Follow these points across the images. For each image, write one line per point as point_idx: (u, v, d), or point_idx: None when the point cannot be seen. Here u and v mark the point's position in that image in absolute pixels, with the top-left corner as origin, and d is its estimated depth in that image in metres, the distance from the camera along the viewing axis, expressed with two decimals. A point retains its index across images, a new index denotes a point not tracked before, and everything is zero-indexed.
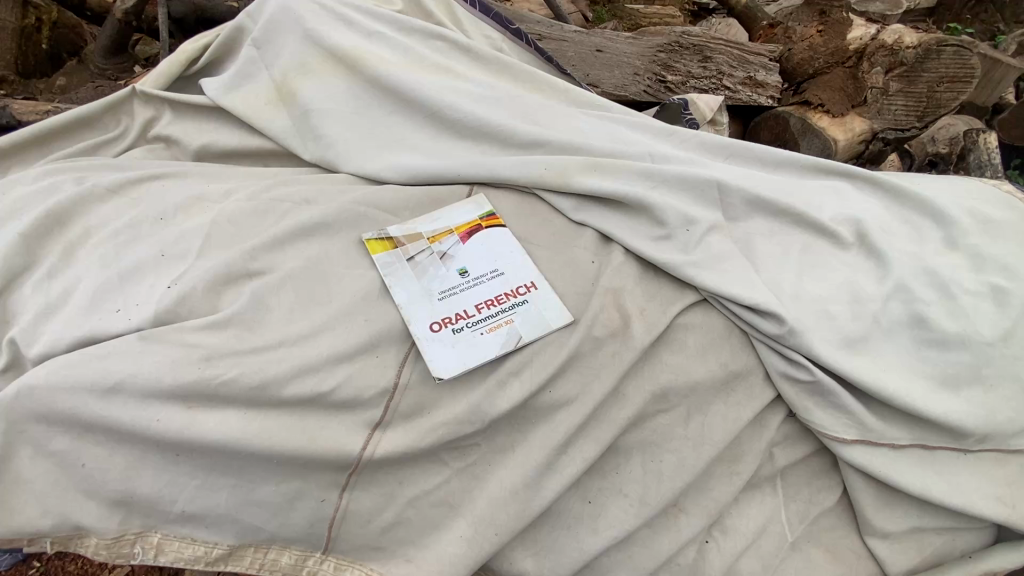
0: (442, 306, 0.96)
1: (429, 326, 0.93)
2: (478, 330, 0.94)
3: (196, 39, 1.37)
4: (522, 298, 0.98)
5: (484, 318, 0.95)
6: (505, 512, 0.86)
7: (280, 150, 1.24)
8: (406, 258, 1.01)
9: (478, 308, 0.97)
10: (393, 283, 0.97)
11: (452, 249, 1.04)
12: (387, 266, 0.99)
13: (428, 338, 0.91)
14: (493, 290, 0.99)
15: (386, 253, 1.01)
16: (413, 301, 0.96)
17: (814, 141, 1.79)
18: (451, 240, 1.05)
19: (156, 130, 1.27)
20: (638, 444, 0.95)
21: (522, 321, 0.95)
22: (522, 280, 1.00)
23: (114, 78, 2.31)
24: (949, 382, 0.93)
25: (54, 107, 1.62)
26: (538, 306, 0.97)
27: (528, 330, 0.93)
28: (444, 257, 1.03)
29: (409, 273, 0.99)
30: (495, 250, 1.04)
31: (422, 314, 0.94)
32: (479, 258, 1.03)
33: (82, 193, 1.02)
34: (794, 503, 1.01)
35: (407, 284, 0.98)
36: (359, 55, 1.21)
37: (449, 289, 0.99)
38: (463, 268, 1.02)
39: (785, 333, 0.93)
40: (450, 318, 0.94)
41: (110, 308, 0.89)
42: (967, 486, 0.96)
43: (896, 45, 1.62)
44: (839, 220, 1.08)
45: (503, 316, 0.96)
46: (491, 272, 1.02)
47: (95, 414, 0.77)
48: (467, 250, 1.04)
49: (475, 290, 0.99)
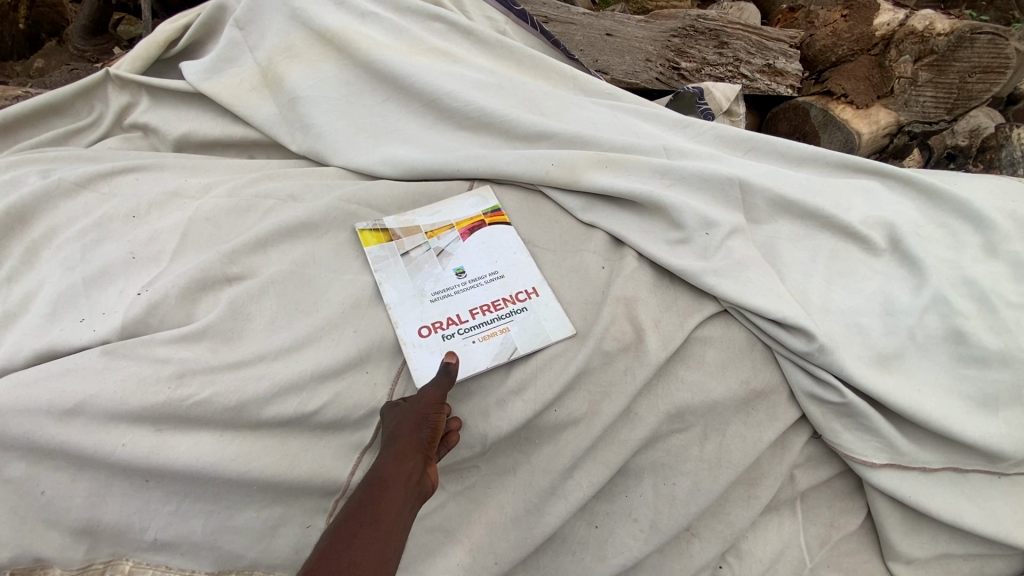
0: (435, 309, 0.89)
1: (419, 331, 0.85)
2: (472, 337, 0.86)
3: (175, 19, 1.27)
4: (521, 305, 0.90)
5: (478, 324, 0.88)
6: (505, 540, 0.83)
7: (266, 139, 1.15)
8: (400, 254, 0.94)
9: (473, 313, 0.89)
10: (383, 279, 0.90)
11: (451, 247, 0.97)
12: (379, 262, 0.92)
13: (417, 343, 0.84)
14: (491, 294, 0.92)
15: (379, 247, 0.94)
16: (403, 301, 0.88)
17: (837, 134, 1.69)
18: (449, 237, 0.98)
19: (132, 118, 1.18)
20: (649, 465, 0.88)
21: (520, 331, 0.87)
22: (524, 285, 0.93)
23: (94, 61, 2.20)
24: (988, 402, 0.86)
25: (25, 91, 1.52)
26: (538, 315, 0.89)
27: (526, 344, 0.86)
28: (441, 255, 0.96)
29: (401, 270, 0.92)
30: (495, 250, 0.97)
31: (413, 317, 0.87)
32: (479, 257, 0.96)
33: (48, 187, 0.94)
34: (813, 526, 0.95)
35: (399, 283, 0.90)
36: (350, 38, 1.12)
37: (443, 290, 0.91)
38: (461, 268, 0.95)
39: (815, 350, 0.84)
40: (441, 323, 0.87)
41: (75, 317, 0.81)
42: (1001, 512, 0.89)
43: (927, 31, 1.52)
44: (870, 224, 0.99)
45: (500, 324, 0.88)
46: (490, 274, 0.94)
47: (52, 438, 0.69)
48: (467, 248, 0.97)
49: (472, 292, 0.92)
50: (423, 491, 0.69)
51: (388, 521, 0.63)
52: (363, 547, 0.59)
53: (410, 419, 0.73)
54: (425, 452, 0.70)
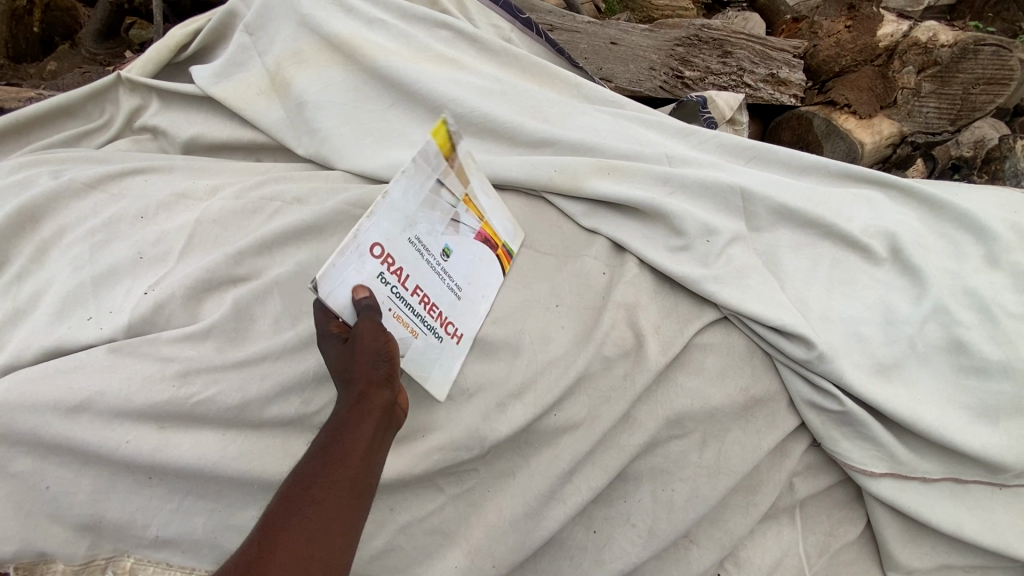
0: (405, 245, 0.78)
1: (380, 231, 0.74)
2: (395, 299, 0.76)
3: (187, 24, 1.29)
4: (442, 333, 0.82)
5: (407, 304, 0.78)
6: (504, 543, 0.83)
7: (273, 143, 1.17)
8: (439, 176, 0.82)
9: (416, 292, 0.80)
10: (416, 168, 0.77)
11: (462, 227, 0.87)
12: (429, 156, 0.79)
13: (367, 241, 0.72)
14: (439, 297, 0.83)
15: (440, 151, 0.81)
16: (404, 196, 0.77)
17: (840, 143, 1.69)
18: (471, 220, 0.89)
19: (142, 121, 1.20)
20: (648, 471, 0.89)
21: (418, 352, 0.79)
22: (463, 324, 0.85)
23: (106, 64, 2.23)
24: (989, 413, 0.86)
25: (39, 93, 1.55)
26: (440, 359, 0.81)
27: (410, 364, 0.77)
28: (454, 226, 0.86)
29: (428, 182, 0.80)
30: (479, 270, 0.89)
31: (392, 218, 0.75)
32: (464, 263, 0.87)
33: (58, 188, 0.95)
34: (812, 535, 0.95)
35: (418, 187, 0.78)
36: (357, 44, 1.13)
37: (424, 247, 0.81)
38: (448, 252, 0.85)
39: (815, 358, 0.84)
40: (395, 264, 0.76)
41: (82, 315, 0.82)
42: (1002, 523, 0.89)
43: (931, 42, 1.55)
44: (870, 233, 0.99)
45: (416, 324, 0.79)
46: (456, 283, 0.85)
47: (57, 434, 0.70)
48: (469, 248, 0.88)
49: (434, 276, 0.83)
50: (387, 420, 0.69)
51: (354, 464, 0.63)
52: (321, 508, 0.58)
53: (363, 352, 0.68)
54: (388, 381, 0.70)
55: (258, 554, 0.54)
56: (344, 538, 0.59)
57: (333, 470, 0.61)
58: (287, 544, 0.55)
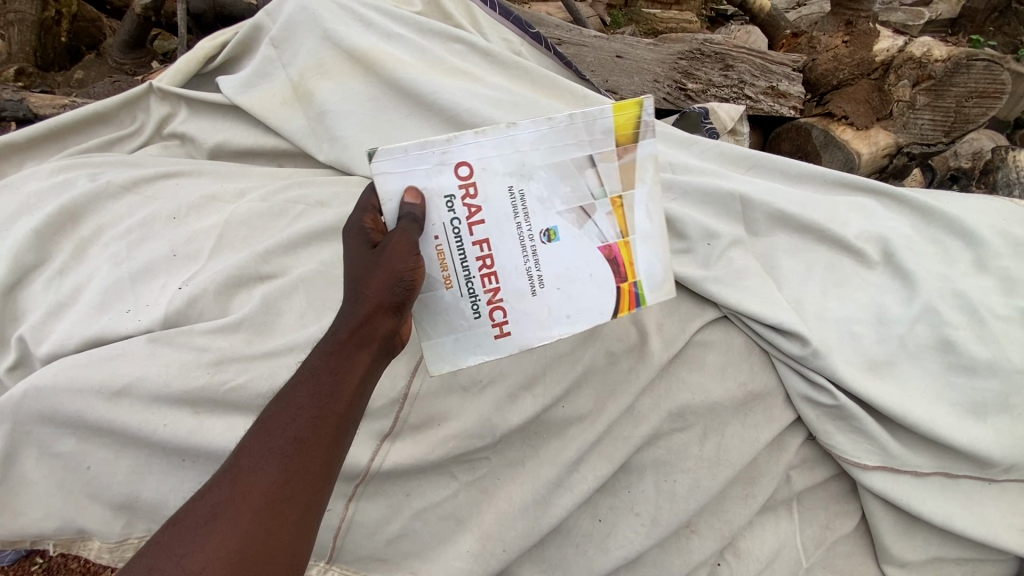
0: (501, 190, 0.66)
1: (480, 153, 0.65)
2: (452, 232, 0.66)
3: (214, 38, 1.36)
4: (482, 310, 0.69)
5: (465, 253, 0.67)
6: (514, 529, 0.88)
7: (295, 150, 1.23)
8: (593, 153, 0.68)
9: (481, 251, 0.67)
10: (574, 129, 0.67)
11: (591, 225, 0.69)
12: (596, 128, 0.67)
13: (457, 153, 0.65)
14: (506, 271, 0.68)
15: (614, 131, 0.68)
16: (535, 141, 0.65)
17: (838, 154, 1.74)
18: (611, 228, 0.70)
19: (171, 127, 1.26)
20: (651, 463, 0.93)
21: (441, 305, 0.68)
22: (515, 314, 0.69)
23: (132, 74, 2.32)
24: (976, 409, 0.90)
25: (71, 101, 1.63)
26: (459, 336, 0.69)
27: (427, 308, 0.69)
28: (581, 219, 0.68)
29: (576, 152, 0.67)
30: (576, 274, 0.69)
31: (504, 151, 0.65)
32: (563, 258, 0.69)
33: (97, 189, 1.02)
34: (809, 528, 0.99)
35: (560, 149, 0.66)
36: (376, 57, 1.19)
37: (526, 212, 0.66)
38: (552, 235, 0.68)
39: (809, 354, 0.89)
40: (475, 201, 0.66)
41: (121, 308, 0.88)
42: (991, 516, 0.93)
43: (925, 57, 1.60)
44: (864, 238, 1.04)
45: (461, 280, 0.68)
46: (540, 275, 0.69)
47: (101, 416, 0.76)
48: (581, 246, 0.69)
49: (519, 250, 0.68)
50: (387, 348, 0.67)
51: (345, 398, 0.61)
52: (310, 442, 0.57)
53: (384, 270, 0.64)
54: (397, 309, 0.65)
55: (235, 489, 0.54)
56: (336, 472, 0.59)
57: (321, 404, 0.59)
58: (265, 481, 0.54)
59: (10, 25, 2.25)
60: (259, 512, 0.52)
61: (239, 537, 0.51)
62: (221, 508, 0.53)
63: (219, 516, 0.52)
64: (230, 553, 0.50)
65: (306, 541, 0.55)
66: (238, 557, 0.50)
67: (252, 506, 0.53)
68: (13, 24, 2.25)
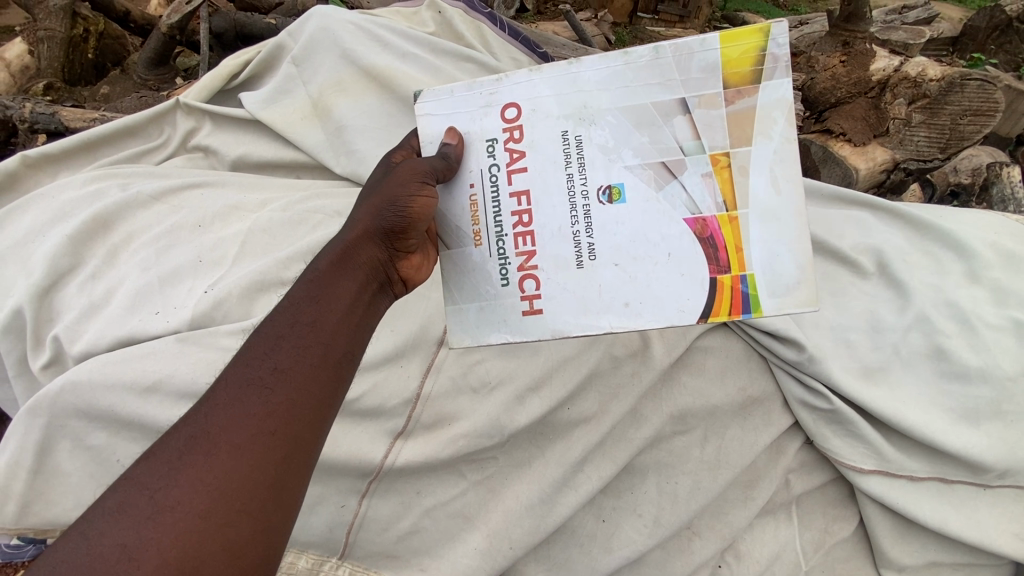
0: (552, 135, 0.72)
1: (530, 96, 0.73)
2: (489, 179, 0.75)
3: (238, 56, 1.43)
4: (513, 274, 0.75)
5: (506, 207, 0.75)
6: (520, 527, 0.91)
7: (313, 162, 1.28)
8: (687, 97, 0.69)
9: (522, 206, 0.74)
10: (659, 68, 0.69)
11: (675, 184, 0.70)
12: (691, 67, 0.68)
13: (506, 97, 0.74)
14: (544, 233, 0.73)
15: (723, 67, 0.68)
16: (601, 82, 0.71)
17: (835, 169, 1.80)
18: (711, 194, 0.69)
19: (196, 140, 1.33)
20: (653, 464, 0.96)
21: (469, 262, 0.77)
22: (547, 288, 0.74)
23: (156, 89, 2.42)
24: (969, 415, 0.93)
25: (101, 116, 1.73)
26: (483, 305, 0.77)
27: (457, 264, 0.77)
28: (662, 178, 0.70)
29: (662, 93, 0.69)
30: (642, 240, 0.71)
31: (560, 93, 0.72)
32: (626, 219, 0.71)
33: (127, 198, 1.07)
34: (809, 531, 1.01)
35: (636, 90, 0.70)
36: (392, 76, 1.26)
37: (580, 165, 0.72)
38: (616, 191, 0.71)
39: (805, 360, 0.92)
40: (518, 148, 0.74)
41: (150, 309, 0.93)
42: (986, 522, 0.95)
43: (919, 77, 1.68)
44: (859, 250, 1.08)
45: (497, 237, 0.75)
46: (592, 244, 0.72)
47: (134, 411, 0.82)
48: (649, 208, 0.70)
49: (565, 208, 0.72)
50: (382, 275, 0.73)
51: (327, 328, 0.65)
52: (292, 371, 0.61)
53: (382, 196, 0.73)
54: (390, 236, 0.72)
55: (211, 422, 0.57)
56: (318, 407, 0.61)
57: (301, 336, 0.63)
58: (243, 414, 0.57)
59: (40, 41, 2.35)
60: (238, 444, 0.55)
61: (220, 471, 0.54)
62: (194, 445, 0.55)
63: (195, 451, 0.55)
64: (212, 486, 0.53)
65: (294, 474, 0.57)
66: (219, 491, 0.53)
67: (231, 440, 0.55)
68: (43, 40, 2.35)
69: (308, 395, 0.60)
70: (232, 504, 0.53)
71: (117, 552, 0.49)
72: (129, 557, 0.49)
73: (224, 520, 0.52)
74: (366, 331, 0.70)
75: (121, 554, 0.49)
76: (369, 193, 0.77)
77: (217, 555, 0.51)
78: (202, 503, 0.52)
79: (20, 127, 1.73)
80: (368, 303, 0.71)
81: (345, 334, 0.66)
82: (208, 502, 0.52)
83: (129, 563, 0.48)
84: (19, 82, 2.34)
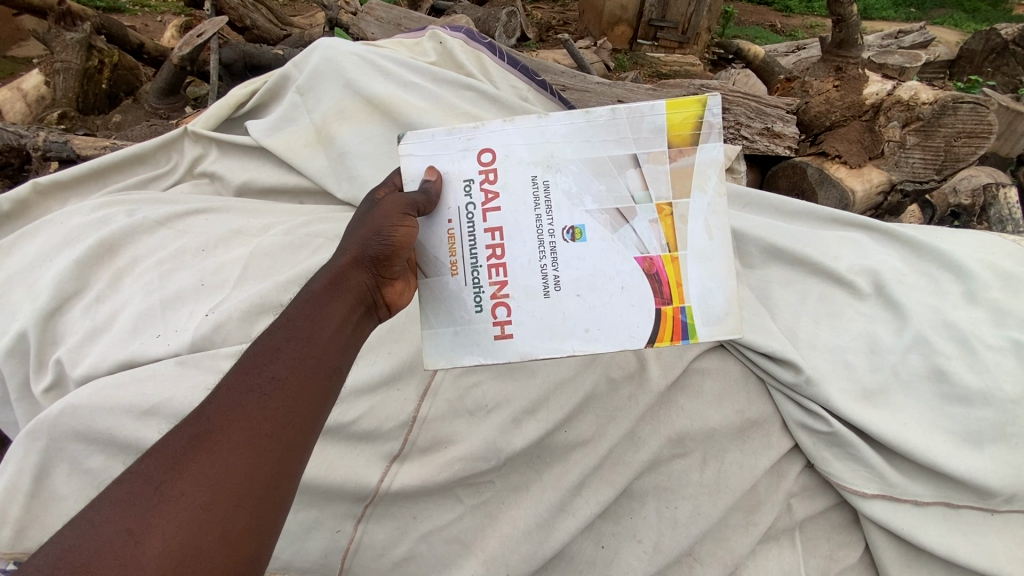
0: (523, 178, 0.74)
1: (503, 143, 0.75)
2: (466, 216, 0.76)
3: (247, 86, 1.48)
4: (485, 301, 0.76)
5: (477, 242, 0.76)
6: (517, 552, 0.90)
7: (315, 188, 1.31)
8: (638, 152, 0.74)
9: (495, 241, 0.75)
10: (615, 127, 0.74)
11: (626, 228, 0.74)
12: (642, 127, 0.74)
13: (482, 142, 0.76)
14: (515, 265, 0.75)
15: (667, 130, 0.73)
16: (567, 134, 0.74)
17: (833, 191, 1.79)
18: (656, 238, 0.74)
19: (203, 167, 1.36)
20: (652, 488, 0.95)
21: (445, 290, 0.77)
22: (519, 315, 0.75)
23: (166, 117, 2.48)
24: (972, 438, 0.91)
25: (111, 143, 1.78)
26: (458, 330, 0.77)
27: (433, 291, 0.78)
28: (615, 222, 0.74)
29: (616, 148, 0.74)
30: (602, 275, 0.74)
31: (530, 142, 0.75)
32: (587, 257, 0.74)
33: (133, 224, 1.10)
34: (813, 558, 0.98)
35: (596, 143, 0.74)
36: (393, 103, 1.28)
37: (546, 205, 0.74)
38: (578, 233, 0.74)
39: (802, 381, 0.93)
40: (493, 188, 0.75)
41: (152, 333, 0.95)
42: (995, 549, 0.92)
43: (912, 100, 1.73)
44: (855, 271, 1.08)
45: (469, 268, 0.76)
46: (557, 276, 0.74)
47: (131, 434, 0.83)
48: (606, 247, 0.73)
49: (533, 243, 0.74)
50: (368, 300, 0.74)
51: (322, 341, 0.66)
52: (288, 380, 0.61)
53: (371, 224, 0.75)
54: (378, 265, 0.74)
55: (213, 422, 0.57)
56: (310, 417, 0.61)
57: (299, 348, 0.64)
58: (245, 416, 0.57)
59: (57, 73, 2.43)
60: (238, 444, 0.55)
61: (222, 466, 0.54)
62: (198, 443, 0.55)
63: (198, 448, 0.55)
64: (213, 480, 0.53)
65: (288, 476, 0.58)
66: (223, 484, 0.53)
67: (233, 438, 0.56)
68: (59, 72, 2.43)
69: (299, 406, 0.61)
70: (231, 499, 0.53)
71: (123, 537, 0.49)
72: (135, 542, 0.49)
73: (224, 513, 0.52)
74: (354, 349, 0.71)
75: (127, 539, 0.49)
76: (358, 221, 0.78)
77: (216, 547, 0.51)
78: (203, 495, 0.52)
79: (34, 155, 1.79)
80: (357, 323, 0.72)
81: (338, 348, 0.67)
82: (211, 495, 0.52)
83: (134, 548, 0.48)
84: (35, 112, 2.41)
